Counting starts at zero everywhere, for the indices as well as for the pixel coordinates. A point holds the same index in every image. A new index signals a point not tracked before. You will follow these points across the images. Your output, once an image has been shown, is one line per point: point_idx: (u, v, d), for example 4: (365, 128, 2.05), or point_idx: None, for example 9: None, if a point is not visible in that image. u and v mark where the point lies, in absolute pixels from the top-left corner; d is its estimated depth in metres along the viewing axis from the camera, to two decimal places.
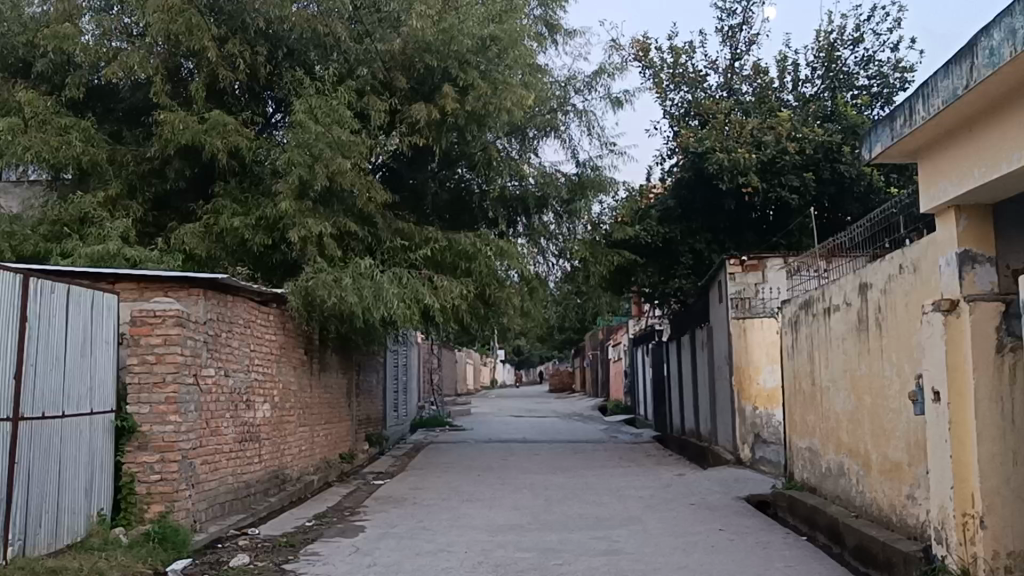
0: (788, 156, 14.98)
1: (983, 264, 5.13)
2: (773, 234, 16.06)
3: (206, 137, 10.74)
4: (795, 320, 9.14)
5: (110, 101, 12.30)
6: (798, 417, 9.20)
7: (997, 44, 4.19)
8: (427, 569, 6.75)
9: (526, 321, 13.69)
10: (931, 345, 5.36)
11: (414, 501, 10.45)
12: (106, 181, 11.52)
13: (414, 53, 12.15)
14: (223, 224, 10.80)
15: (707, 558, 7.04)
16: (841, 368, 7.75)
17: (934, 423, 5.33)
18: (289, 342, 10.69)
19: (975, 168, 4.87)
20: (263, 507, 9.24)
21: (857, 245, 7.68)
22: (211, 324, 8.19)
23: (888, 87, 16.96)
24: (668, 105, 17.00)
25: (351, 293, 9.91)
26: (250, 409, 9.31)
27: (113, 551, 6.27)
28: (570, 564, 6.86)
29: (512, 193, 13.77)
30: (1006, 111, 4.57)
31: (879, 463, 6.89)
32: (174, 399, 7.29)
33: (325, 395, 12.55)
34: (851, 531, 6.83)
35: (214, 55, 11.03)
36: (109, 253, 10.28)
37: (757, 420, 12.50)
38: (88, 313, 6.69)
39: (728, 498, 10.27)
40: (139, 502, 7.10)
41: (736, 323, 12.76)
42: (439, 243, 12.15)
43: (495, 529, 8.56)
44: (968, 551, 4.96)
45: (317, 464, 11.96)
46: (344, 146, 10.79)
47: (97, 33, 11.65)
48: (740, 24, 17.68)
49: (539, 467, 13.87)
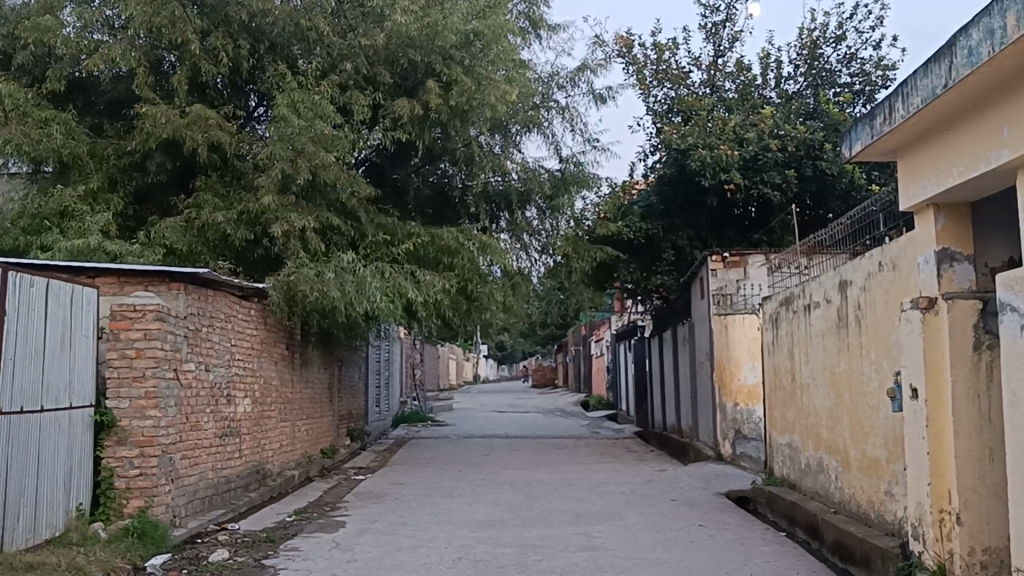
0: (770, 153, 15.04)
1: (962, 262, 5.14)
2: (755, 232, 16.11)
3: (187, 131, 10.73)
4: (776, 316, 9.18)
5: (91, 93, 12.22)
6: (778, 414, 9.25)
7: (975, 44, 4.22)
8: (406, 565, 6.74)
9: (507, 316, 13.76)
10: (909, 343, 5.40)
11: (394, 496, 10.45)
12: (87, 175, 11.44)
13: (398, 49, 12.12)
14: (204, 218, 10.77)
15: (685, 554, 7.05)
16: (820, 365, 7.79)
17: (911, 420, 5.37)
18: (269, 337, 10.67)
19: (952, 168, 4.91)
20: (243, 502, 9.23)
21: (838, 242, 7.75)
22: (192, 319, 8.17)
23: (870, 85, 17.04)
24: (651, 101, 17.06)
25: (333, 289, 9.90)
26: (231, 403, 9.30)
27: (92, 547, 6.24)
28: (549, 560, 6.86)
29: (495, 188, 13.92)
30: (985, 110, 4.59)
31: (858, 459, 6.92)
32: (153, 394, 7.24)
33: (306, 390, 12.52)
34: (830, 526, 6.88)
35: (197, 48, 10.96)
36: (89, 247, 10.26)
37: (737, 416, 12.58)
38: (67, 307, 6.66)
39: (708, 492, 10.32)
40: (118, 497, 7.08)
41: (718, 320, 12.80)
42: (421, 238, 12.09)
43: (476, 524, 8.56)
44: (945, 547, 5.02)
45: (298, 459, 11.94)
46: (327, 141, 10.77)
47: (78, 26, 11.60)
48: (724, 21, 17.74)
49: (520, 462, 13.92)
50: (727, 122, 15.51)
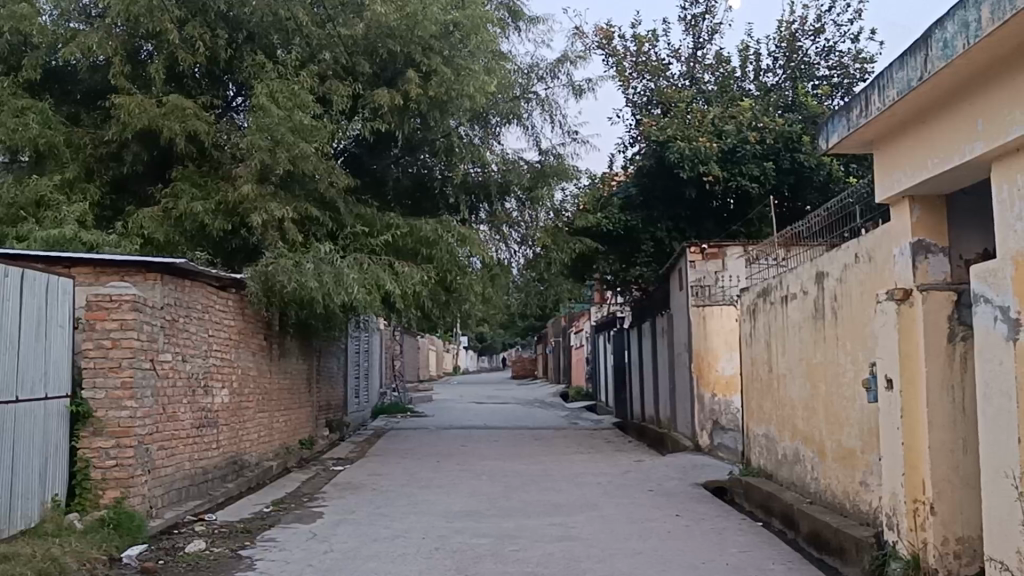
0: (748, 146, 15.13)
1: (936, 254, 5.17)
2: (733, 223, 16.14)
3: (164, 121, 10.68)
4: (753, 308, 9.22)
5: (68, 82, 12.13)
6: (755, 405, 9.28)
7: (950, 36, 4.24)
8: (384, 555, 6.74)
9: (486, 307, 13.73)
10: (884, 335, 5.44)
11: (372, 487, 10.46)
12: (64, 164, 11.35)
13: (377, 39, 12.11)
14: (182, 207, 10.69)
15: (662, 544, 7.08)
16: (797, 356, 7.82)
17: (887, 410, 5.41)
18: (247, 327, 10.64)
19: (928, 159, 4.94)
20: (220, 493, 9.20)
21: (815, 234, 7.80)
22: (169, 309, 8.14)
23: (848, 78, 17.15)
24: (630, 93, 17.08)
25: (312, 279, 9.86)
26: (208, 394, 9.27)
27: (68, 537, 6.22)
28: (526, 550, 6.88)
29: (474, 179, 13.78)
30: (960, 102, 4.61)
31: (833, 451, 6.95)
32: (129, 384, 7.22)
33: (285, 381, 12.49)
34: (805, 517, 6.93)
35: (175, 38, 10.91)
36: (66, 237, 10.19)
37: (715, 407, 12.66)
38: (42, 297, 6.62)
39: (685, 483, 10.34)
40: (94, 487, 7.04)
41: (696, 311, 12.85)
42: (400, 229, 12.08)
43: (453, 515, 8.56)
44: (918, 536, 5.06)
45: (276, 450, 11.91)
46: (307, 131, 10.76)
47: (55, 14, 11.53)
48: (703, 13, 17.77)
49: (498, 453, 13.94)
50: (705, 114, 15.51)
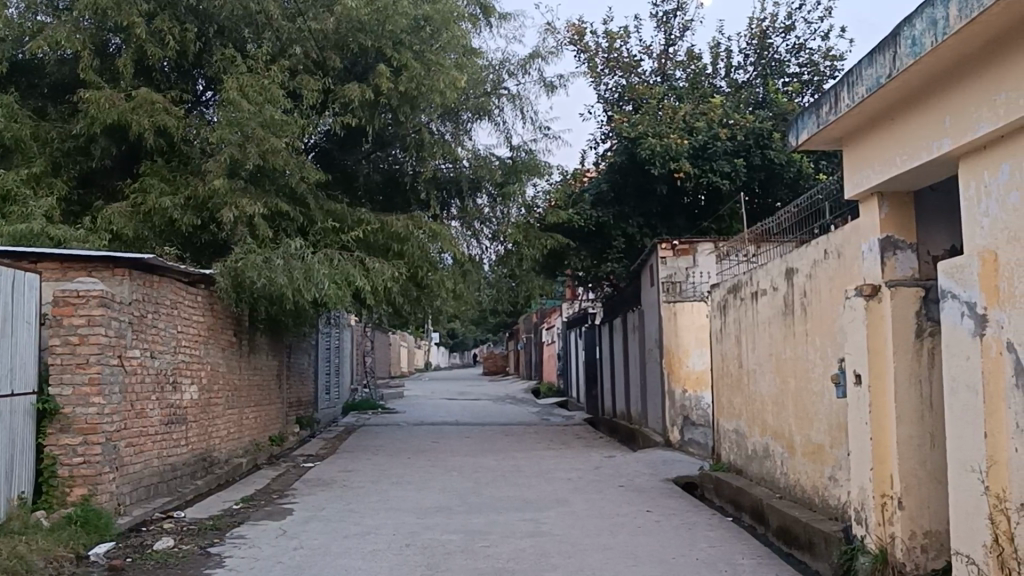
0: (719, 142, 15.18)
1: (904, 250, 5.20)
2: (703, 219, 16.28)
3: (133, 116, 10.59)
4: (724, 304, 9.27)
5: (35, 76, 12.02)
6: (725, 399, 9.33)
7: (918, 34, 4.27)
8: (353, 552, 6.71)
9: (458, 303, 13.68)
10: (852, 330, 5.47)
11: (343, 483, 10.42)
12: (31, 159, 11.25)
13: (348, 33, 12.06)
14: (151, 203, 10.61)
15: (632, 540, 7.09)
16: (767, 351, 7.87)
17: (855, 405, 5.44)
18: (216, 323, 10.57)
19: (896, 156, 4.97)
20: (189, 490, 9.14)
21: (784, 230, 7.85)
22: (136, 305, 8.05)
23: (818, 75, 17.26)
24: (602, 89, 17.12)
25: (280, 275, 9.81)
26: (176, 391, 9.20)
27: (34, 535, 6.17)
28: (496, 546, 6.87)
29: (445, 174, 13.89)
30: (927, 100, 4.65)
31: (802, 446, 7.00)
32: (96, 380, 7.16)
33: (254, 377, 12.41)
34: (774, 512, 6.96)
35: (143, 32, 10.80)
36: (33, 232, 10.08)
37: (686, 403, 12.72)
38: (8, 292, 6.55)
39: (655, 479, 10.38)
40: (61, 485, 6.97)
41: (667, 307, 12.90)
42: (371, 225, 12.07)
43: (424, 511, 8.54)
44: (886, 530, 5.10)
45: (245, 446, 11.84)
46: (277, 126, 10.70)
47: (22, 7, 11.43)
48: (674, 10, 17.80)
49: (469, 449, 13.93)
50: (676, 112, 15.60)
